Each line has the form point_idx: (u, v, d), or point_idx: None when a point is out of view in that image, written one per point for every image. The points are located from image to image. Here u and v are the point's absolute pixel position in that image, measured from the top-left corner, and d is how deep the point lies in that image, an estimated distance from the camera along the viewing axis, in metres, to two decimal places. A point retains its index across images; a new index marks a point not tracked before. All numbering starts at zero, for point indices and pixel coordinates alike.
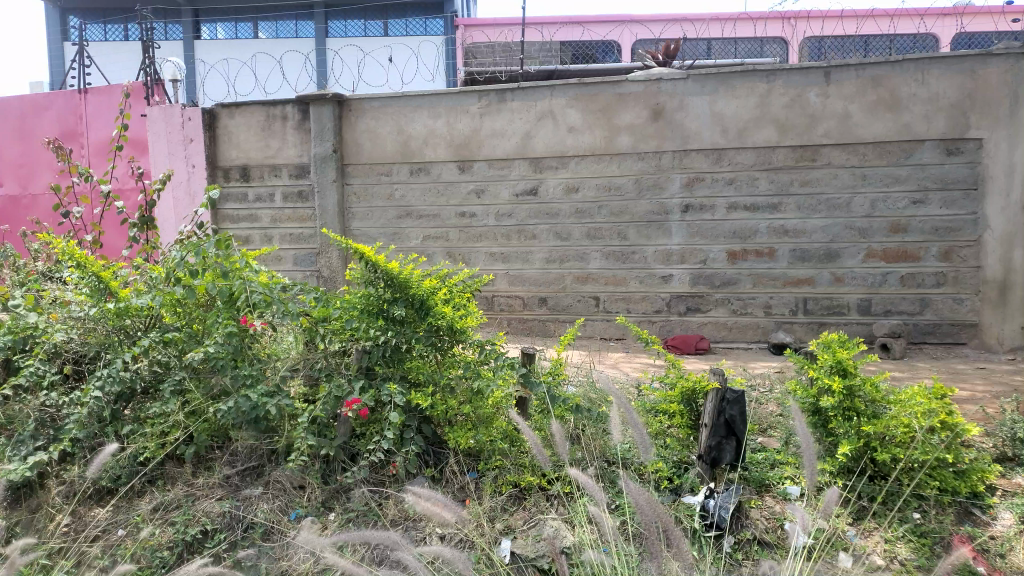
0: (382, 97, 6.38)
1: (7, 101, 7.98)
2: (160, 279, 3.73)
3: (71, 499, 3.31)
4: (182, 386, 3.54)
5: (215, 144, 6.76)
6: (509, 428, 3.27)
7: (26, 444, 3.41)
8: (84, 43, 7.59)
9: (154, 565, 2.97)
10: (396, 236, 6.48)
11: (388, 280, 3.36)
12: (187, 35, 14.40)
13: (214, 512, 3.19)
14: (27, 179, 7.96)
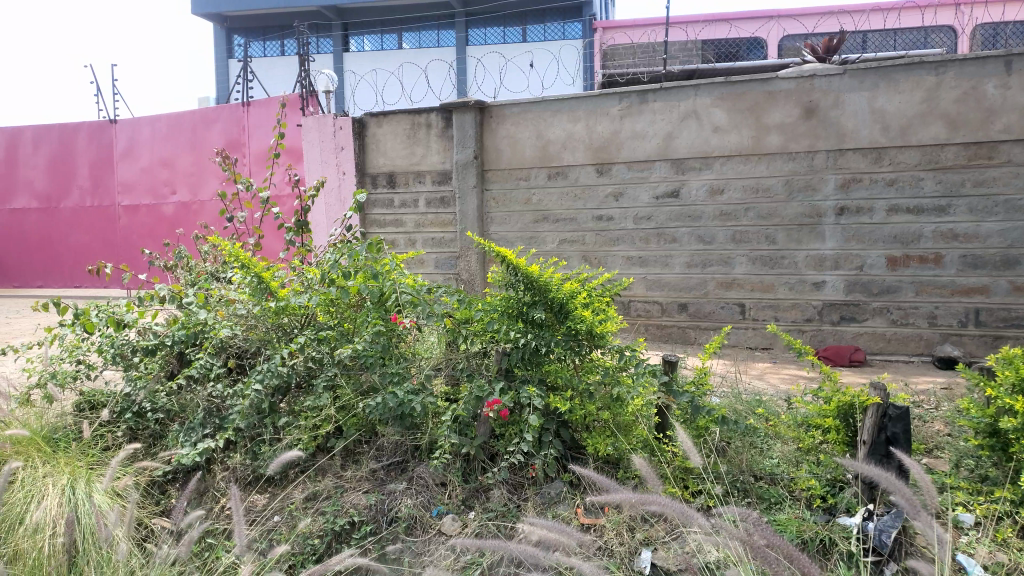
0: (523, 102, 6.44)
1: (180, 115, 8.70)
2: (316, 280, 3.95)
3: (235, 485, 3.56)
4: (334, 382, 3.72)
5: (364, 152, 7.07)
6: (649, 437, 3.19)
7: (196, 431, 3.68)
8: (247, 60, 8.16)
9: (307, 552, 3.10)
10: (534, 240, 6.53)
11: (528, 283, 3.37)
12: (337, 48, 15.18)
13: (361, 504, 3.31)
14: (197, 186, 8.64)
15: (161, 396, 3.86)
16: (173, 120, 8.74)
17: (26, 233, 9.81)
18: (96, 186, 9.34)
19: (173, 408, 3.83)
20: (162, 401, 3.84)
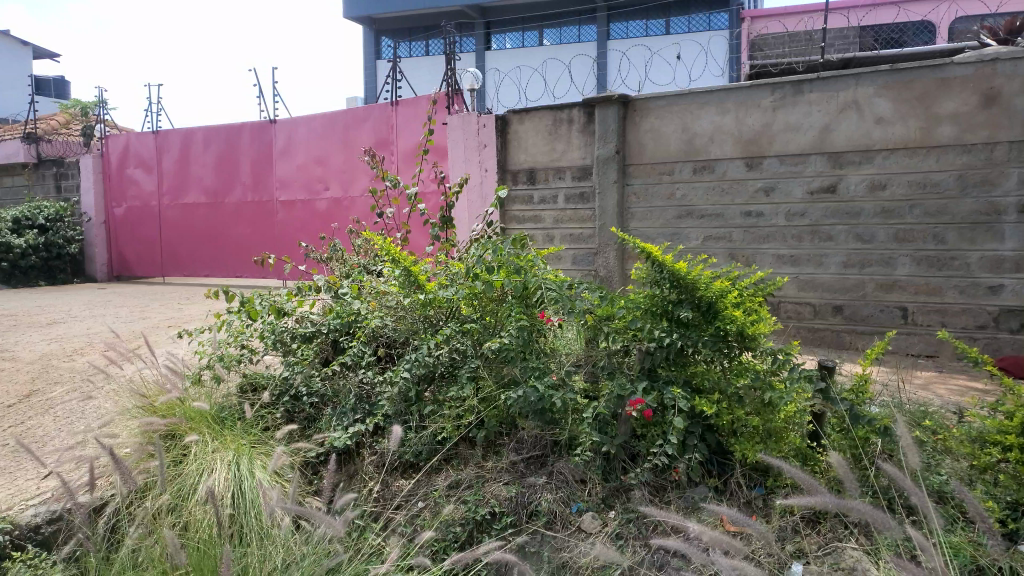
0: (667, 96, 6.31)
1: (334, 115, 9.16)
2: (461, 274, 4.04)
3: (381, 469, 3.68)
4: (477, 373, 3.81)
5: (506, 149, 7.16)
6: (802, 446, 3.05)
7: (348, 416, 3.85)
8: (396, 61, 8.46)
9: (449, 539, 3.19)
10: (677, 236, 6.38)
11: (674, 281, 3.30)
12: (479, 47, 15.49)
13: (502, 495, 3.35)
14: (348, 183, 9.09)
15: (315, 380, 4.08)
16: (327, 120, 9.22)
17: (194, 225, 10.59)
18: (257, 183, 9.98)
19: (327, 392, 4.03)
20: (317, 386, 4.05)
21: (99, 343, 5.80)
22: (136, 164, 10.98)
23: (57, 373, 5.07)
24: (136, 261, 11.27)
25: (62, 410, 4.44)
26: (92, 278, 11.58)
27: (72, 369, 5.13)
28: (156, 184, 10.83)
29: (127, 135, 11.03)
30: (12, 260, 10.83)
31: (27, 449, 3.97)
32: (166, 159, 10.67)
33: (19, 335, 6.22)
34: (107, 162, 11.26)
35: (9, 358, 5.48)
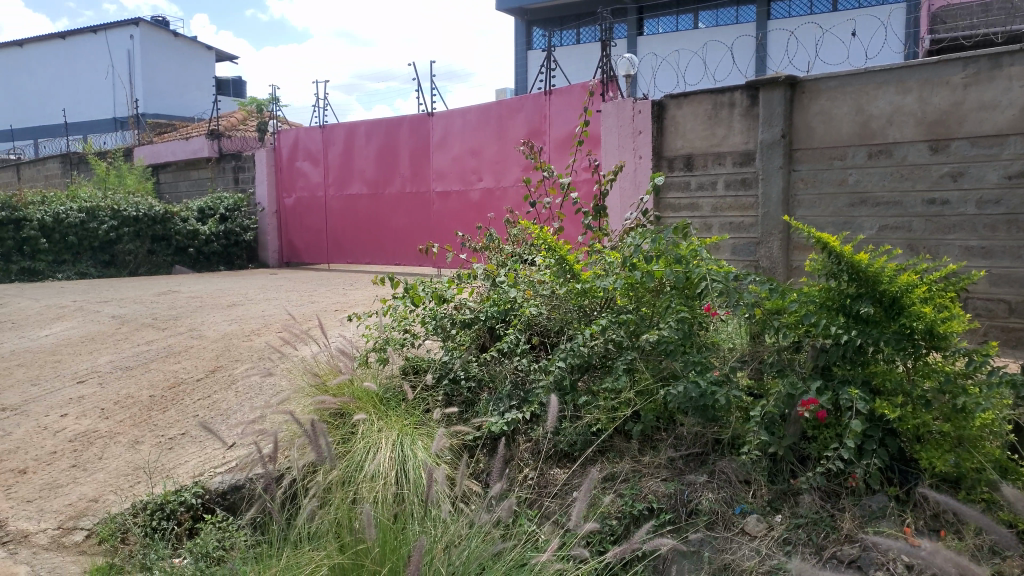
0: (840, 75, 5.94)
1: (488, 106, 9.31)
2: (618, 264, 3.97)
3: (537, 457, 3.70)
4: (633, 364, 3.75)
5: (661, 135, 6.97)
6: (1001, 458, 2.80)
7: (504, 402, 3.90)
8: (550, 50, 8.49)
9: (605, 532, 3.16)
10: (848, 225, 5.96)
11: (853, 273, 3.11)
12: (631, 33, 15.27)
13: (660, 492, 3.27)
14: (501, 173, 9.23)
15: (473, 365, 4.16)
16: (482, 112, 9.40)
17: (356, 214, 11.11)
18: (415, 174, 10.34)
19: (484, 377, 4.10)
20: (475, 370, 4.14)
21: (274, 324, 6.21)
22: (305, 157, 11.67)
23: (238, 352, 5.46)
24: (303, 248, 11.96)
25: (243, 385, 4.80)
26: (266, 264, 12.44)
27: (251, 348, 5.51)
28: (322, 176, 11.47)
29: (296, 130, 11.73)
30: (198, 246, 11.81)
31: (213, 420, 4.33)
32: (332, 152, 11.27)
33: (205, 316, 6.77)
34: (279, 155, 12.05)
35: (197, 337, 5.97)
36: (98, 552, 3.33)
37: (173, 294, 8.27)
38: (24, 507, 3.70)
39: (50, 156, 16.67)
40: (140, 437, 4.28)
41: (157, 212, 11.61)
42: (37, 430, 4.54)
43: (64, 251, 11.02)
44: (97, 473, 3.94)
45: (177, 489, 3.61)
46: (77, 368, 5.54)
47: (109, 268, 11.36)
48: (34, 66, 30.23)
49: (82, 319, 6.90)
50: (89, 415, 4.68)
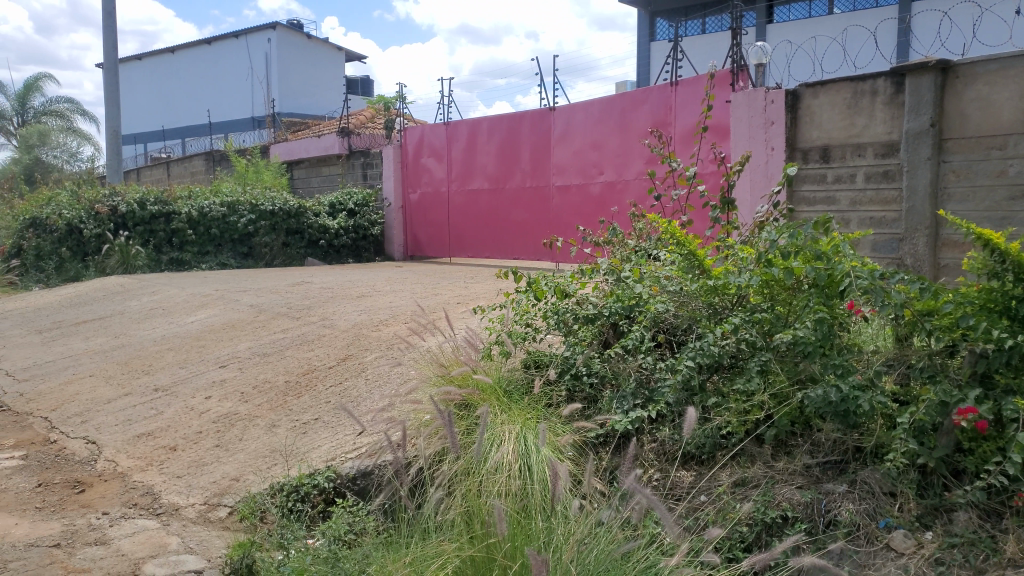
0: (1001, 57, 5.49)
1: (611, 99, 9.23)
2: (752, 260, 3.82)
3: (663, 458, 3.62)
4: (767, 366, 3.56)
5: (796, 126, 6.67)
6: None
7: (628, 400, 3.81)
8: (676, 40, 8.29)
9: (735, 538, 3.05)
10: (1007, 220, 5.49)
11: (1020, 272, 2.96)
12: (760, 20, 14.78)
13: (795, 499, 3.11)
14: (623, 166, 9.13)
15: (595, 362, 4.09)
16: (604, 105, 9.32)
17: (478, 209, 11.26)
18: (536, 168, 10.36)
19: (607, 374, 4.02)
20: (598, 367, 4.07)
21: (400, 315, 6.37)
22: (429, 154, 11.94)
23: (367, 341, 5.62)
24: (426, 242, 12.24)
25: (372, 373, 4.94)
26: (391, 257, 12.79)
27: (379, 338, 5.67)
28: (446, 172, 11.69)
29: (422, 127, 12.04)
30: (328, 240, 12.34)
31: (344, 407, 4.49)
32: (455, 148, 11.48)
33: (336, 306, 7.03)
34: (404, 152, 12.39)
35: (328, 326, 6.20)
36: (240, 528, 3.52)
37: (306, 285, 8.64)
38: (174, 482, 3.97)
39: (197, 154, 17.85)
40: (276, 420, 4.50)
41: (292, 207, 12.18)
42: (185, 411, 4.86)
43: (208, 243, 11.74)
44: (238, 454, 4.17)
45: (311, 473, 3.76)
46: (220, 354, 5.88)
47: (248, 259, 12.02)
48: (182, 72, 32.53)
49: (225, 308, 7.32)
50: (231, 397, 4.96)
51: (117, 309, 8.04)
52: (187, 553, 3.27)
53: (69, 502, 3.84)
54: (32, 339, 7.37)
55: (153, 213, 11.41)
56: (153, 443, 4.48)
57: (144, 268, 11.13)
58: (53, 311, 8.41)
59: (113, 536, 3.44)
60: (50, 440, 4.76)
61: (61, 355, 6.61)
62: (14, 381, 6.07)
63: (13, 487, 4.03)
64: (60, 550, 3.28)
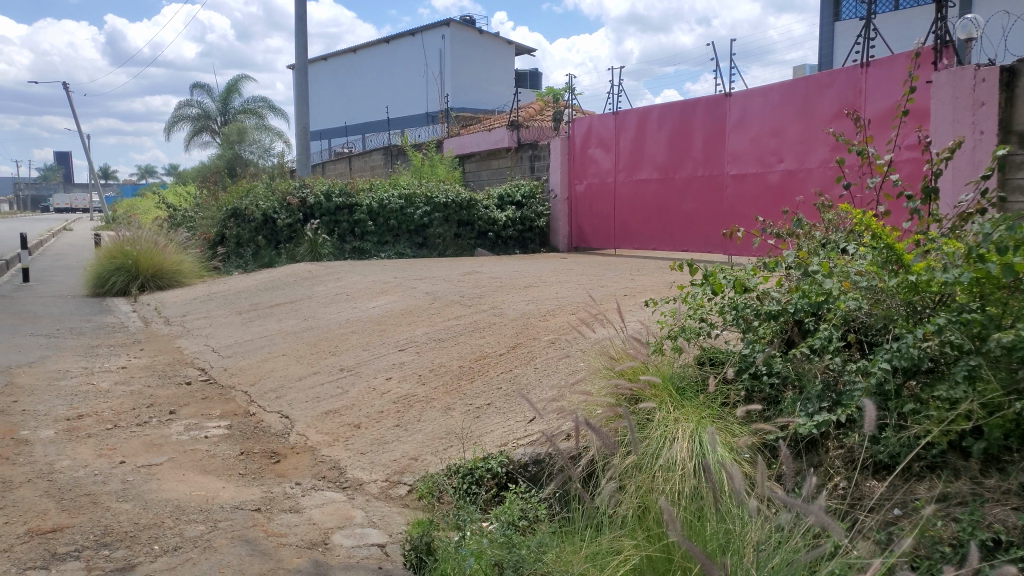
0: None
1: (794, 83, 8.93)
2: (963, 254, 3.48)
3: (851, 466, 3.38)
4: (976, 372, 3.22)
5: (1011, 106, 5.99)
6: None
7: (813, 403, 3.58)
8: (870, 18, 7.75)
9: (934, 557, 2.80)
10: None
11: None
12: None
13: (1011, 522, 2.81)
14: (805, 154, 8.79)
15: (776, 360, 3.86)
16: (787, 90, 9.02)
17: (645, 200, 11.07)
18: (708, 157, 10.08)
19: (789, 374, 3.79)
20: (778, 367, 3.85)
21: (568, 306, 6.36)
22: (597, 144, 11.89)
23: (535, 331, 5.66)
24: (592, 233, 12.19)
25: (541, 362, 4.98)
26: (556, 248, 12.84)
27: (548, 328, 5.70)
28: (613, 162, 11.59)
29: (589, 118, 12.02)
30: (497, 231, 12.59)
31: (515, 395, 4.55)
32: (624, 138, 11.35)
33: (505, 295, 7.14)
34: (572, 143, 12.41)
35: (498, 315, 6.31)
36: (418, 507, 3.67)
37: (476, 274, 8.86)
38: (358, 458, 4.20)
39: (376, 149, 18.86)
40: (451, 404, 4.64)
41: (464, 199, 12.56)
42: (368, 391, 5.13)
43: (386, 233, 12.35)
44: (416, 434, 4.34)
45: (484, 456, 3.84)
46: (398, 338, 6.15)
47: (422, 249, 12.49)
48: (363, 71, 34.47)
49: (402, 295, 7.64)
50: (409, 379, 5.19)
51: (305, 293, 8.64)
52: (370, 527, 3.44)
53: (267, 470, 4.16)
54: (234, 320, 8.07)
55: (338, 204, 12.17)
56: (339, 420, 4.77)
57: (330, 256, 11.90)
58: (252, 294, 9.18)
59: (305, 505, 3.69)
60: (250, 412, 5.19)
61: (258, 334, 7.19)
62: (220, 357, 6.68)
63: (221, 453, 4.41)
64: (260, 514, 3.55)
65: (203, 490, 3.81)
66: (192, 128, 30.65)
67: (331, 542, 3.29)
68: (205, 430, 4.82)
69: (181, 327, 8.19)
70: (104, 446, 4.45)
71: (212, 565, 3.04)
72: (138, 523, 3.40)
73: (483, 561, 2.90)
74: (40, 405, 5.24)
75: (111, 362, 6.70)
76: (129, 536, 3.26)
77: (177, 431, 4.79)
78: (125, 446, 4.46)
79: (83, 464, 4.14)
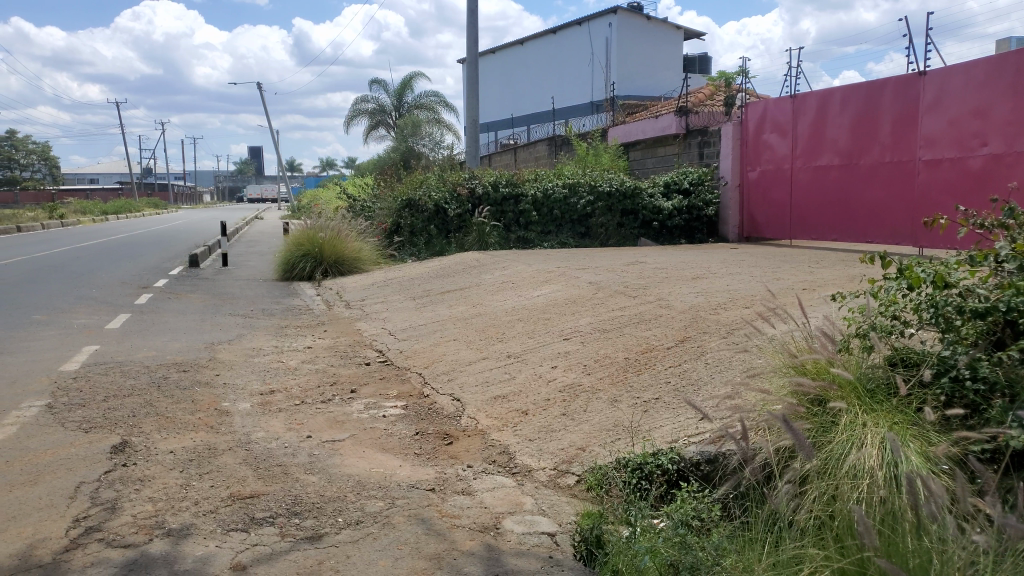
0: None
1: (1003, 57, 8.08)
2: None
3: None
4: None
5: None
6: None
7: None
8: None
9: None
10: None
11: None
12: None
13: None
14: (1015, 136, 7.95)
15: (982, 364, 3.48)
16: (994, 64, 8.18)
17: (825, 187, 10.41)
18: (899, 141, 9.33)
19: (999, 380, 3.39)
20: (986, 372, 3.46)
21: (741, 299, 6.10)
22: (772, 129, 11.32)
23: (705, 324, 5.47)
24: (764, 223, 11.62)
25: (713, 357, 4.78)
26: (725, 238, 12.36)
27: (719, 321, 5.49)
28: (790, 148, 10.98)
29: (765, 102, 11.46)
30: (661, 220, 12.18)
31: (686, 390, 4.39)
32: (803, 121, 10.74)
33: (673, 286, 6.98)
34: (746, 129, 11.88)
35: (665, 306, 6.16)
36: (587, 498, 3.65)
37: (641, 265, 8.71)
38: (527, 444, 4.24)
39: (541, 140, 19.03)
40: (618, 396, 4.57)
41: (628, 188, 12.29)
42: (535, 377, 5.17)
43: (550, 223, 12.44)
44: (584, 424, 4.31)
45: (654, 452, 3.73)
46: (563, 327, 6.16)
47: (585, 239, 12.47)
48: (528, 62, 34.89)
49: (566, 284, 7.66)
50: (575, 368, 5.17)
51: (474, 281, 8.85)
52: (539, 515, 3.45)
53: (441, 452, 4.28)
54: (408, 305, 8.43)
55: (505, 194, 12.41)
56: (508, 406, 4.84)
57: (496, 245, 12.20)
58: (425, 281, 9.52)
59: (476, 488, 3.76)
60: (424, 394, 5.38)
61: (430, 320, 7.45)
62: (396, 340, 6.99)
63: (398, 432, 4.60)
64: (435, 494, 3.66)
65: (381, 468, 3.99)
66: (369, 123, 32.28)
67: (503, 527, 3.33)
68: (383, 410, 5.05)
69: (360, 311, 8.65)
70: (293, 420, 4.77)
71: (392, 540, 3.16)
72: (324, 495, 3.60)
73: (657, 560, 2.82)
74: (239, 379, 5.72)
75: (298, 341, 7.18)
76: (316, 507, 3.47)
77: (358, 409, 5.05)
78: (312, 422, 4.75)
79: (275, 436, 4.47)
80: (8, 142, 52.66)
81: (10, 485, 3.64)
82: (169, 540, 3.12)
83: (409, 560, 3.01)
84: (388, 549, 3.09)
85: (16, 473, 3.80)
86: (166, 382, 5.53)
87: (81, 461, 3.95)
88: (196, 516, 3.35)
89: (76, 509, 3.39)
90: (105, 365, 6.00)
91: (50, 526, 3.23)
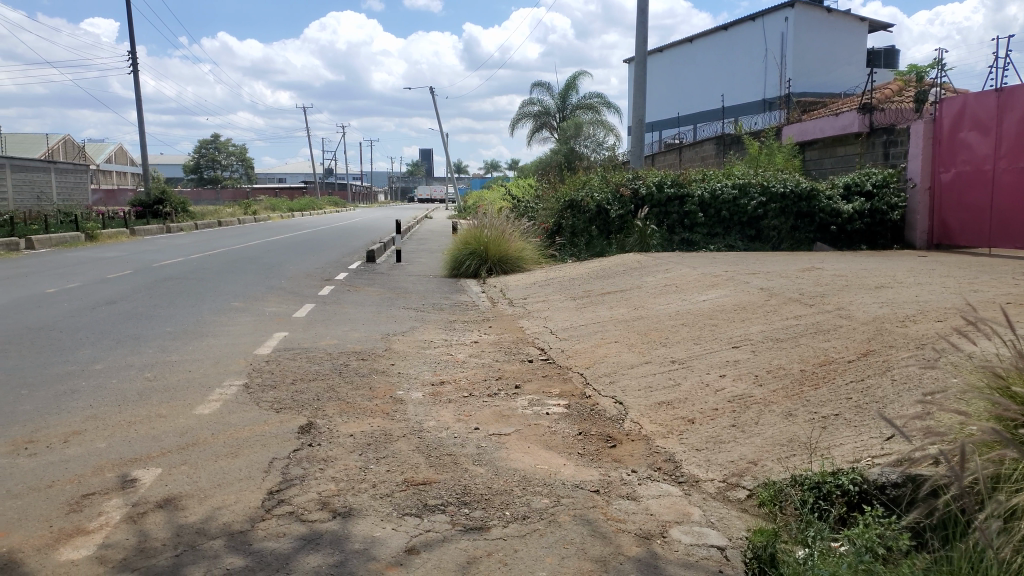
0: None
1: None
2: None
3: None
4: None
5: None
6: None
7: None
8: None
9: None
10: None
11: None
12: None
13: None
14: None
15: None
16: None
17: None
18: None
19: None
20: None
21: (932, 312, 5.61)
22: (972, 126, 10.34)
23: (891, 337, 5.07)
24: (959, 229, 10.64)
25: (900, 373, 4.43)
26: (912, 244, 11.42)
27: (907, 335, 5.07)
28: (993, 147, 10.00)
29: (963, 97, 10.47)
30: (840, 224, 11.59)
31: (869, 408, 4.09)
32: (1010, 118, 9.74)
33: (852, 295, 6.54)
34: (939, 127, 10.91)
35: (845, 317, 5.78)
36: (759, 514, 3.49)
37: (816, 271, 8.26)
38: (694, 454, 4.12)
39: (710, 140, 18.50)
40: (793, 409, 4.34)
41: (804, 189, 11.72)
42: (701, 386, 5.02)
43: (717, 225, 12.03)
44: (755, 437, 4.13)
45: (834, 472, 3.48)
46: (732, 334, 5.94)
47: (755, 242, 11.99)
48: (698, 60, 34.06)
49: (735, 289, 7.40)
50: (744, 378, 4.97)
51: (636, 283, 8.75)
52: (709, 527, 3.35)
53: (604, 454, 4.26)
54: (569, 305, 8.48)
55: (670, 195, 12.15)
56: (672, 413, 4.73)
57: (658, 247, 11.92)
58: (586, 281, 9.54)
59: (642, 494, 3.70)
60: (586, 395, 5.38)
61: (591, 320, 7.45)
62: (557, 339, 7.05)
63: (561, 431, 4.63)
64: (599, 496, 3.65)
65: (546, 465, 4.03)
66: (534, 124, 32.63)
67: (670, 536, 3.26)
68: (546, 408, 5.10)
69: (523, 309, 8.80)
70: (462, 412, 4.92)
71: (558, 538, 3.18)
72: (491, 487, 3.69)
73: None
74: (411, 370, 6.00)
75: (464, 336, 7.40)
76: (485, 499, 3.55)
77: (523, 405, 5.13)
78: (479, 415, 4.88)
79: (445, 426, 4.62)
80: (212, 144, 58.21)
81: (215, 456, 4.01)
82: (348, 519, 3.31)
83: (575, 560, 3.01)
84: (555, 547, 3.11)
85: (219, 445, 4.17)
86: (346, 369, 5.89)
87: (274, 438, 4.28)
88: (374, 498, 3.53)
89: (269, 483, 3.68)
90: (292, 351, 6.47)
91: (248, 496, 3.52)
